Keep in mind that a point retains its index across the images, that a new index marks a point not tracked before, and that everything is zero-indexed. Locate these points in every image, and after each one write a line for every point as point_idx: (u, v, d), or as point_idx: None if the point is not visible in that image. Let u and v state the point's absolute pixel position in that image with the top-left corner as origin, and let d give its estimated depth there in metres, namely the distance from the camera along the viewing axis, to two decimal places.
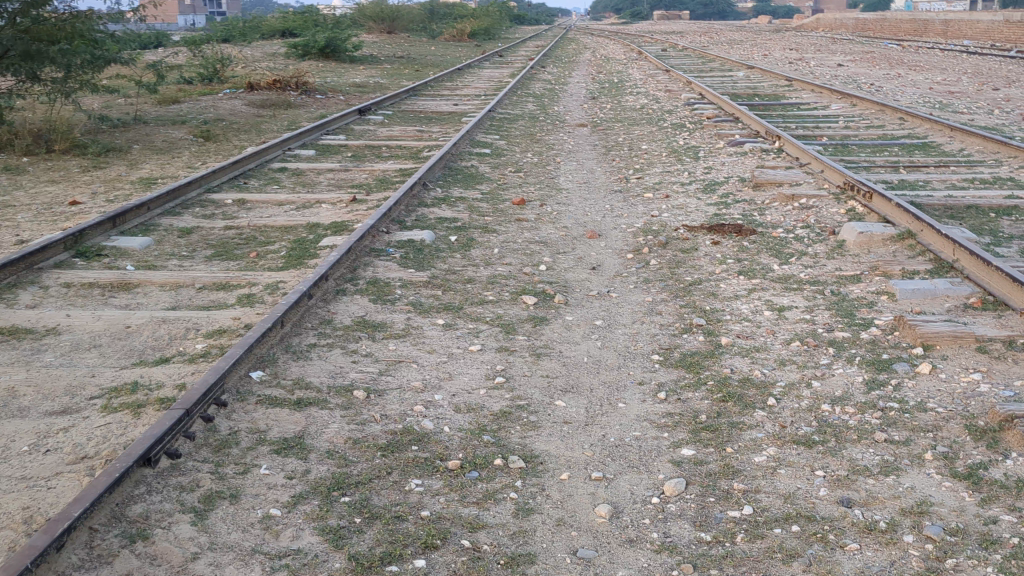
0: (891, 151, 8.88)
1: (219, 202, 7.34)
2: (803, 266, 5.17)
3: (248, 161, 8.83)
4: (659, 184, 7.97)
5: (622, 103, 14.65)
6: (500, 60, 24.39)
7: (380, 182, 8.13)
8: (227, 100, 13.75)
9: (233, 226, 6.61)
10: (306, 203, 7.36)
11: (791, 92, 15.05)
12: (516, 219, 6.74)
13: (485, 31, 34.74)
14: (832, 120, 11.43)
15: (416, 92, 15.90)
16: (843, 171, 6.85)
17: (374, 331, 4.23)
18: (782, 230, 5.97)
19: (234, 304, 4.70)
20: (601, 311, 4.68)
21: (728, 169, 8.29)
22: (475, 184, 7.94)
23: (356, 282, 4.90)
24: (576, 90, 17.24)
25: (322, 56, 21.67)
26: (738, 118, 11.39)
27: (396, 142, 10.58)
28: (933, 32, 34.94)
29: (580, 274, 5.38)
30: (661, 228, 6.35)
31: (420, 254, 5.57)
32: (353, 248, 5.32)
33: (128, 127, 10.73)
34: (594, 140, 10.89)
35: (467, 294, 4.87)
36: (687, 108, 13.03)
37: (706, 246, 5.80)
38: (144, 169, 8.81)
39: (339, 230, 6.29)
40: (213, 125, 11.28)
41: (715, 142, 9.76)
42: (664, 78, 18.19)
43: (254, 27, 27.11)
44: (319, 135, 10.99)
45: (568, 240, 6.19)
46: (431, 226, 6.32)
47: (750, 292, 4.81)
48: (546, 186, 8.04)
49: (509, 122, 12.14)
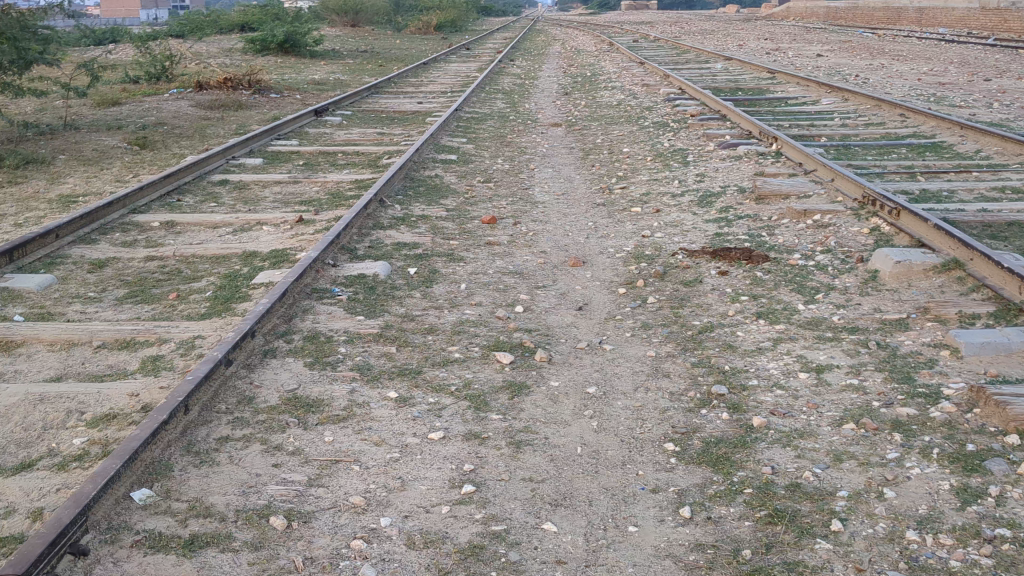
0: (898, 154, 8.05)
1: (144, 224, 6.36)
2: (833, 305, 4.32)
3: (184, 174, 7.85)
4: (646, 196, 7.08)
5: (598, 99, 13.77)
6: (468, 53, 23.41)
7: (332, 197, 7.19)
8: (173, 101, 12.70)
9: (156, 256, 5.64)
10: (245, 224, 6.40)
11: (775, 86, 14.21)
12: (486, 242, 5.83)
13: (451, 22, 33.68)
14: (826, 116, 10.58)
15: (378, 89, 14.92)
16: (860, 183, 6.00)
17: (306, 414, 3.30)
18: (799, 256, 5.11)
19: (135, 372, 3.73)
20: (595, 371, 3.78)
21: (722, 176, 7.43)
22: (440, 198, 7.03)
23: (291, 337, 3.97)
24: (548, 85, 16.32)
25: (281, 51, 20.61)
26: (726, 115, 10.55)
27: (354, 147, 9.62)
28: (907, 19, 34.16)
29: (565, 316, 4.49)
30: (657, 252, 5.48)
31: (373, 294, 4.64)
32: (289, 291, 4.38)
33: (56, 135, 9.68)
34: (570, 142, 10.00)
35: (428, 351, 3.95)
36: (668, 104, 12.16)
37: (711, 278, 4.91)
38: (67, 184, 7.80)
39: (280, 260, 5.35)
40: (153, 130, 10.25)
41: (705, 144, 8.90)
42: (639, 71, 17.30)
43: (211, 20, 25.91)
44: (269, 140, 10.01)
45: (547, 269, 5.29)
46: (387, 254, 5.39)
47: (775, 344, 3.93)
48: (520, 199, 7.12)
49: (478, 123, 11.22)
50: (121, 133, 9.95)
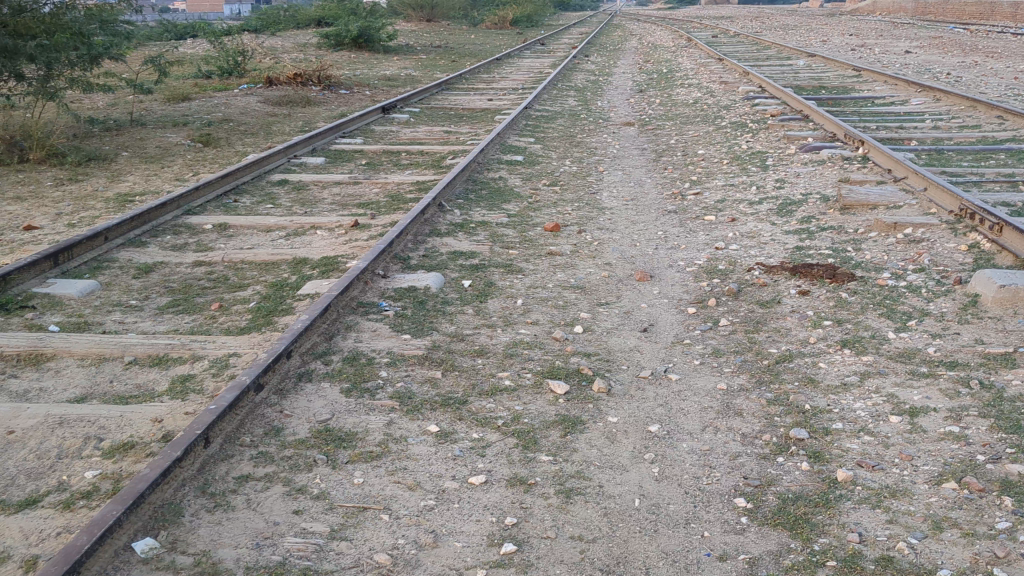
0: (997, 160, 7.46)
1: (197, 226, 6.19)
2: (928, 335, 3.88)
3: (243, 173, 7.68)
4: (720, 203, 6.66)
5: (673, 97, 13.31)
6: (541, 49, 23.05)
7: (392, 199, 6.95)
8: (242, 97, 12.63)
9: (204, 261, 5.45)
10: (300, 228, 6.18)
11: (861, 84, 13.55)
12: (547, 252, 5.49)
13: (526, 17, 33.34)
14: (916, 118, 9.96)
15: (448, 86, 14.69)
16: (957, 194, 5.51)
17: (337, 450, 3.01)
18: (889, 275, 4.67)
19: (162, 395, 3.50)
20: (659, 406, 3.42)
21: (804, 182, 6.98)
22: (502, 202, 6.72)
23: (330, 359, 3.70)
24: (622, 82, 15.90)
25: (354, 46, 20.55)
26: (807, 116, 10.04)
27: (418, 146, 9.38)
28: (1001, 15, 32.66)
29: (629, 338, 4.13)
30: (731, 267, 5.08)
31: (422, 310, 4.35)
32: (332, 306, 4.11)
33: (122, 131, 9.63)
34: (641, 143, 9.60)
35: (476, 377, 3.63)
36: (746, 103, 11.66)
37: (790, 298, 4.51)
38: (127, 182, 7.70)
39: (330, 269, 5.10)
40: (218, 127, 10.15)
41: (785, 146, 8.43)
42: (716, 67, 16.74)
43: (288, 16, 26.02)
44: (333, 137, 9.83)
45: (611, 283, 4.93)
46: (441, 264, 5.09)
47: (862, 380, 3.52)
48: (587, 205, 6.77)
49: (547, 121, 10.87)
50: (187, 130, 9.87)
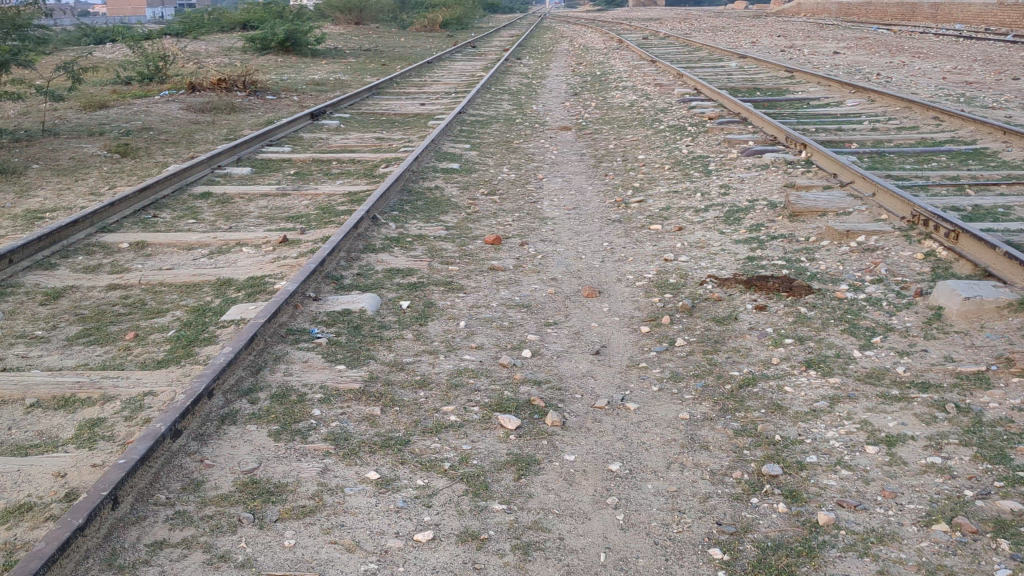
0: (938, 163, 7.39)
1: (112, 245, 5.76)
2: (895, 353, 3.69)
3: (163, 186, 7.24)
4: (665, 211, 6.45)
5: (608, 100, 13.13)
6: (473, 52, 22.73)
7: (323, 212, 6.60)
8: (163, 104, 12.11)
9: (119, 284, 5.04)
10: (224, 245, 5.79)
11: (794, 86, 13.53)
12: (489, 267, 5.21)
13: (456, 19, 32.99)
14: (853, 120, 9.91)
15: (379, 91, 14.32)
16: (908, 200, 5.37)
17: (264, 507, 2.68)
18: (846, 287, 4.49)
19: (66, 444, 3.12)
20: (620, 440, 3.15)
21: (749, 188, 6.81)
22: (440, 213, 6.43)
23: (256, 397, 3.35)
24: (557, 85, 15.69)
25: (282, 50, 20.02)
26: (745, 118, 9.92)
27: (350, 154, 9.02)
28: (923, 15, 33.29)
29: (581, 362, 3.87)
30: (683, 281, 4.86)
31: (357, 336, 4.03)
32: (259, 335, 3.76)
33: (33, 142, 9.08)
34: (580, 148, 9.39)
35: (419, 413, 3.32)
36: (683, 106, 11.53)
37: (746, 314, 4.30)
38: (37, 197, 7.21)
39: (257, 291, 4.74)
40: (137, 136, 9.65)
41: (726, 150, 8.28)
42: (650, 70, 16.63)
43: (213, 20, 25.31)
44: (260, 146, 9.41)
45: (558, 301, 4.67)
46: (378, 284, 4.78)
47: (832, 406, 3.31)
48: (528, 215, 6.51)
49: (482, 126, 10.58)
50: (104, 139, 9.36)
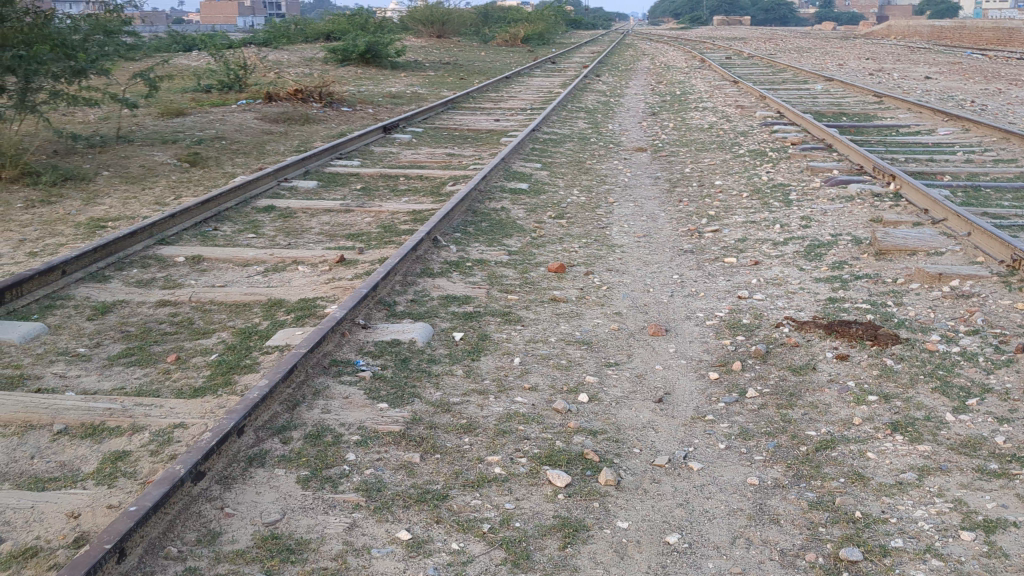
0: None
1: (168, 259, 5.65)
2: (995, 420, 3.31)
3: (227, 198, 7.15)
4: (741, 242, 6.10)
5: (687, 121, 12.78)
6: (551, 68, 22.54)
7: (385, 231, 6.42)
8: (239, 113, 12.14)
9: (168, 300, 4.90)
10: (280, 262, 5.64)
11: (884, 111, 13.00)
12: (550, 298, 4.94)
13: (538, 35, 32.84)
14: (946, 150, 9.40)
15: (455, 105, 14.20)
16: (1009, 243, 4.94)
17: (283, 568, 2.44)
18: (938, 338, 4.11)
19: (86, 479, 2.93)
20: (679, 508, 2.85)
21: (832, 221, 6.43)
22: (504, 236, 6.19)
23: (289, 436, 3.14)
24: (635, 104, 15.37)
25: (362, 62, 20.11)
26: (830, 144, 9.49)
27: (419, 170, 8.86)
28: (1020, 40, 32.07)
29: (642, 411, 3.57)
30: (757, 322, 4.53)
31: (404, 370, 3.79)
32: (299, 365, 3.55)
33: (106, 149, 9.12)
34: (655, 170, 9.08)
35: (461, 463, 3.06)
36: (764, 129, 11.12)
37: (826, 363, 3.95)
38: (103, 205, 7.18)
39: (306, 315, 4.55)
40: (209, 145, 9.65)
41: (809, 179, 7.89)
42: (732, 90, 16.21)
43: (297, 30, 25.63)
44: (330, 158, 9.30)
45: (622, 339, 4.37)
46: (432, 312, 4.55)
47: (920, 479, 2.95)
48: (595, 241, 6.23)
49: (555, 145, 10.33)
50: (175, 148, 9.37)
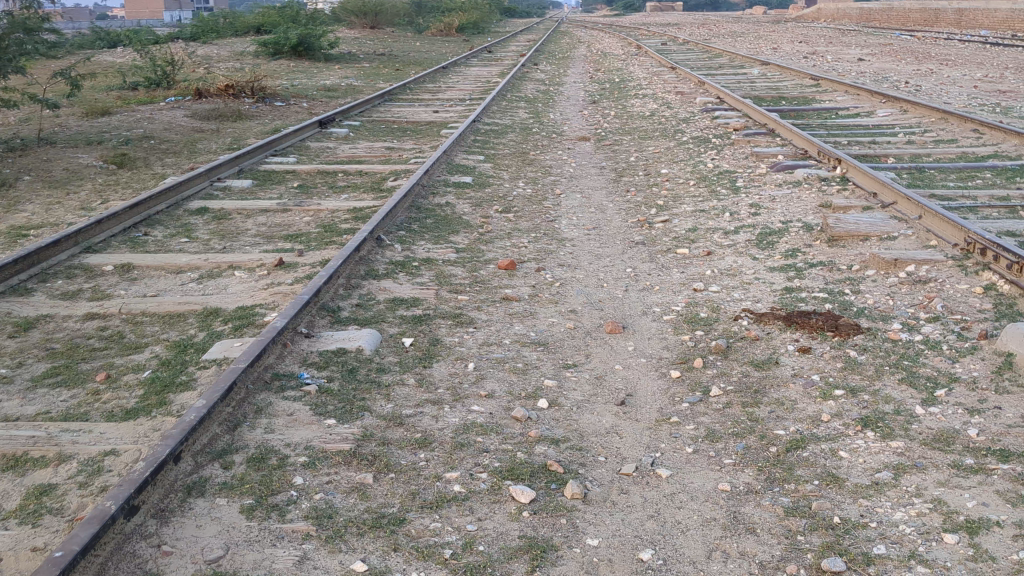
0: (984, 180, 6.90)
1: (95, 268, 5.34)
2: (966, 412, 3.22)
3: (158, 200, 6.83)
4: (692, 232, 5.99)
5: (628, 108, 12.69)
6: (488, 57, 22.32)
7: (326, 230, 6.18)
8: (168, 110, 11.73)
9: (97, 313, 4.62)
10: (216, 268, 5.37)
11: (822, 94, 13.05)
12: (502, 296, 4.76)
13: (473, 24, 32.56)
14: (887, 131, 9.42)
15: (392, 97, 13.91)
16: (961, 225, 4.89)
17: None
18: (900, 326, 4.02)
19: (8, 518, 2.69)
20: (651, 520, 2.70)
21: (781, 207, 6.35)
22: (450, 233, 6.00)
23: (231, 460, 2.92)
24: (575, 92, 15.25)
25: (294, 55, 19.68)
26: (773, 128, 9.45)
27: (358, 165, 8.61)
28: (946, 21, 32.63)
29: (604, 415, 3.42)
30: (715, 315, 4.40)
31: (352, 381, 3.58)
32: (239, 382, 3.32)
33: (27, 152, 8.70)
34: (599, 160, 8.95)
35: (417, 481, 2.87)
36: (706, 115, 11.07)
37: (788, 357, 3.84)
38: (25, 211, 6.82)
39: (245, 324, 4.31)
40: (137, 145, 9.27)
41: (755, 165, 7.82)
42: (670, 76, 16.18)
43: (227, 24, 25.03)
44: (265, 155, 9.00)
45: (577, 338, 4.21)
46: (378, 316, 4.34)
47: (897, 478, 2.84)
48: (544, 235, 6.07)
49: (496, 136, 10.15)
50: (102, 148, 8.98)
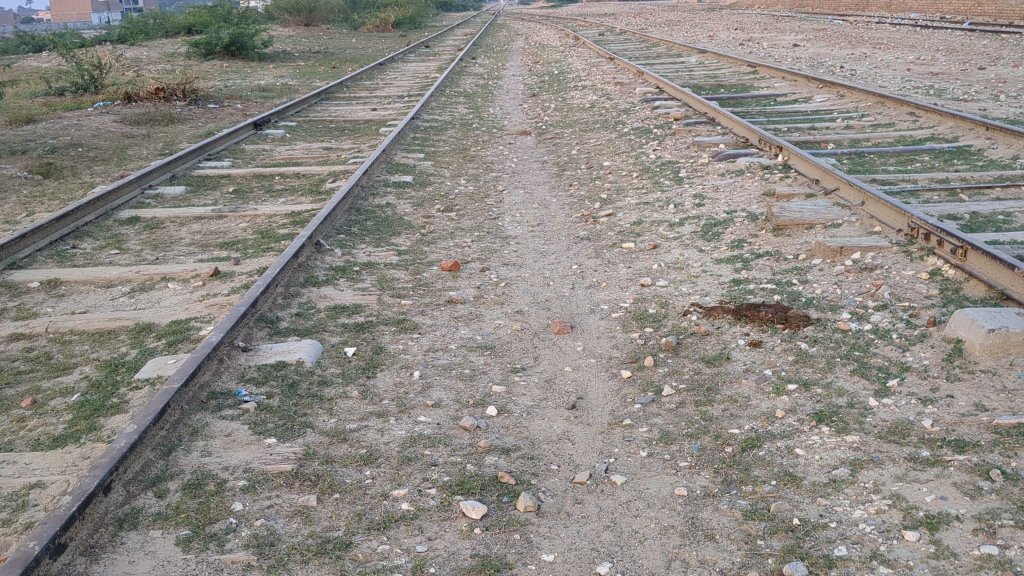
0: (922, 163, 6.94)
1: (20, 284, 5.11)
2: (919, 402, 3.18)
3: (86, 211, 6.57)
4: (637, 225, 5.93)
5: (568, 100, 12.63)
6: (426, 53, 22.11)
7: (263, 237, 6.00)
8: (96, 116, 11.38)
9: (22, 333, 4.40)
10: (149, 280, 5.17)
11: (759, 81, 13.11)
12: (446, 299, 4.64)
13: (409, 19, 32.27)
14: (825, 117, 9.47)
15: (329, 96, 13.68)
16: (904, 211, 4.89)
17: None
18: (849, 317, 3.99)
19: None
20: (607, 531, 2.61)
21: (725, 197, 6.32)
22: (392, 235, 5.86)
23: (165, 488, 2.77)
24: (514, 86, 15.15)
25: (227, 55, 19.29)
26: (712, 117, 9.45)
27: (296, 167, 8.41)
28: (877, 5, 33.13)
29: (556, 421, 3.32)
30: (664, 311, 4.33)
31: (293, 397, 3.44)
32: (173, 403, 3.16)
33: None
34: (540, 154, 8.86)
35: (363, 501, 2.75)
36: (646, 105, 11.04)
37: (739, 352, 3.78)
38: None
39: (180, 340, 4.13)
40: (64, 154, 8.96)
41: (696, 154, 7.79)
42: (608, 67, 16.15)
43: (157, 25, 24.48)
44: (198, 160, 8.75)
45: (525, 340, 4.11)
46: (319, 326, 4.19)
47: (854, 475, 2.79)
48: (487, 234, 5.96)
49: (436, 133, 10.01)
50: (26, 158, 8.66)
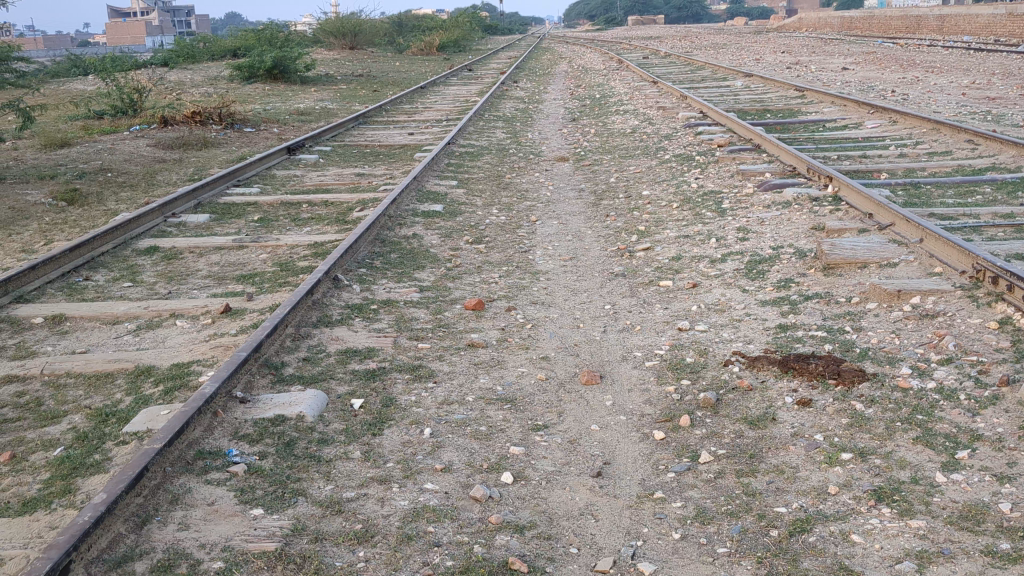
0: (983, 196, 6.49)
1: (23, 320, 4.87)
2: (996, 480, 2.76)
3: (105, 240, 6.35)
4: (676, 261, 5.56)
5: (609, 125, 12.30)
6: (469, 75, 21.96)
7: (281, 269, 5.73)
8: (131, 140, 11.27)
9: (16, 376, 4.14)
10: (156, 317, 4.91)
11: (807, 106, 12.67)
12: (467, 343, 4.31)
13: (454, 42, 32.22)
14: (877, 144, 9.03)
15: (366, 119, 13.49)
16: (969, 251, 4.47)
17: None
18: (909, 372, 3.58)
19: None
20: None
21: (771, 231, 5.93)
22: (416, 269, 5.55)
23: (132, 570, 2.45)
24: (555, 110, 14.84)
25: (270, 78, 19.28)
26: (758, 143, 9.05)
27: (325, 194, 8.16)
28: (928, 28, 32.34)
29: (579, 493, 2.95)
30: (703, 361, 3.95)
31: (288, 458, 3.11)
32: (154, 467, 2.85)
33: None
34: (578, 182, 8.52)
35: None
36: (688, 131, 10.67)
37: (787, 412, 3.39)
38: None
39: (178, 387, 3.84)
40: (92, 179, 8.81)
41: (741, 184, 7.41)
42: (652, 91, 15.80)
43: (203, 49, 24.64)
44: (227, 186, 8.53)
45: (550, 392, 3.76)
46: (327, 372, 3.88)
47: (922, 571, 2.39)
48: (517, 268, 5.63)
49: (471, 158, 9.72)
50: (54, 184, 8.52)
